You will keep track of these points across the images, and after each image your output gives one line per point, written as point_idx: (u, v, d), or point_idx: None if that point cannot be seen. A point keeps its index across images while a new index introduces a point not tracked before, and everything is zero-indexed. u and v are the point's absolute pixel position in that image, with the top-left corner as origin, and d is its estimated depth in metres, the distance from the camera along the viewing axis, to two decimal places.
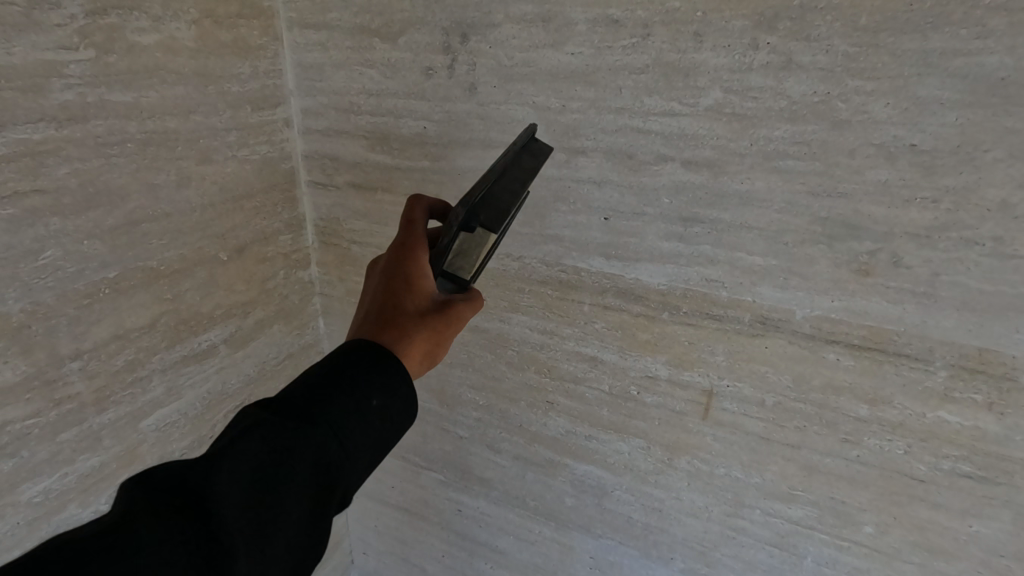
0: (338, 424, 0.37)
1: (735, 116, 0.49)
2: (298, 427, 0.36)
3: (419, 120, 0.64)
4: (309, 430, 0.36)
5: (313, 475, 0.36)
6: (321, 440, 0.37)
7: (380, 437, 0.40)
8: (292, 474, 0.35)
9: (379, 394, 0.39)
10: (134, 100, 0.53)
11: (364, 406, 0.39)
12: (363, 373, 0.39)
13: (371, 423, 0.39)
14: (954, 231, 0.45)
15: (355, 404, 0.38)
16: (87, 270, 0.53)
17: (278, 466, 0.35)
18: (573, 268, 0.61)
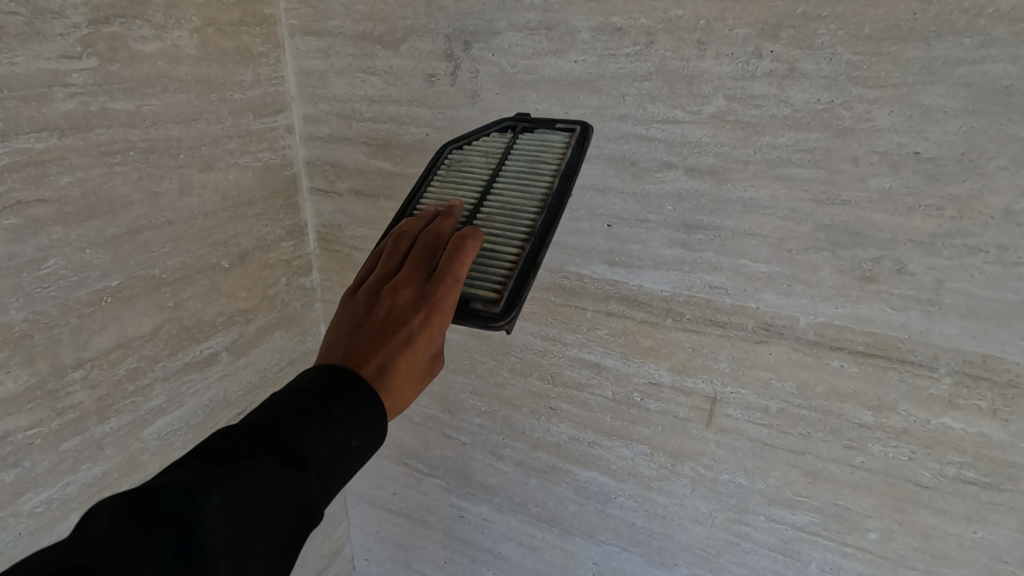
0: (326, 472, 0.34)
1: (738, 124, 0.49)
2: (286, 476, 0.32)
3: (421, 127, 0.64)
4: (298, 480, 0.32)
5: (292, 528, 0.32)
6: (308, 492, 0.33)
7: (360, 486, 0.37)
8: (276, 520, 0.31)
9: (369, 445, 0.36)
10: (137, 108, 0.53)
11: (354, 457, 0.35)
12: (358, 419, 0.36)
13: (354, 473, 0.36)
14: (957, 239, 0.45)
15: (346, 452, 0.35)
16: (90, 278, 0.53)
17: (261, 517, 0.31)
18: (576, 275, 0.61)
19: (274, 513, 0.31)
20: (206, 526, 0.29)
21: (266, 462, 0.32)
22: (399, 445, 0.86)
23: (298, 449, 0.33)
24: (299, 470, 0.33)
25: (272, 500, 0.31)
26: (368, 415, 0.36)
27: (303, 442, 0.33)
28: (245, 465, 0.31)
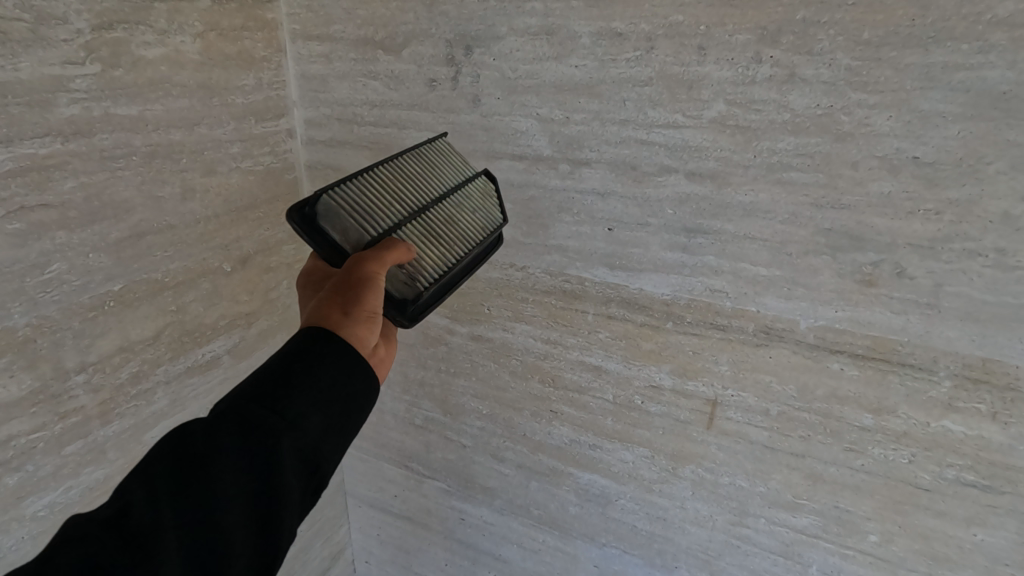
0: (270, 396, 0.35)
1: (738, 128, 0.50)
2: (218, 423, 0.33)
3: (423, 131, 0.64)
4: (234, 421, 0.33)
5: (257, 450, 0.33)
6: (254, 426, 0.33)
7: (331, 401, 0.36)
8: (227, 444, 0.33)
9: (320, 363, 0.36)
10: (139, 113, 0.54)
11: (304, 377, 0.35)
12: (294, 356, 0.36)
13: (314, 389, 0.35)
14: (957, 243, 0.46)
15: (296, 376, 0.35)
16: (92, 283, 0.53)
17: (208, 458, 0.32)
18: (577, 278, 0.61)
19: (218, 458, 0.32)
20: (141, 495, 0.31)
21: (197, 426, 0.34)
22: (400, 448, 0.86)
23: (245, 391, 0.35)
24: (233, 412, 0.34)
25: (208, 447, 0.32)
26: (303, 349, 0.36)
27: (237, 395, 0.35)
28: (179, 435, 0.33)
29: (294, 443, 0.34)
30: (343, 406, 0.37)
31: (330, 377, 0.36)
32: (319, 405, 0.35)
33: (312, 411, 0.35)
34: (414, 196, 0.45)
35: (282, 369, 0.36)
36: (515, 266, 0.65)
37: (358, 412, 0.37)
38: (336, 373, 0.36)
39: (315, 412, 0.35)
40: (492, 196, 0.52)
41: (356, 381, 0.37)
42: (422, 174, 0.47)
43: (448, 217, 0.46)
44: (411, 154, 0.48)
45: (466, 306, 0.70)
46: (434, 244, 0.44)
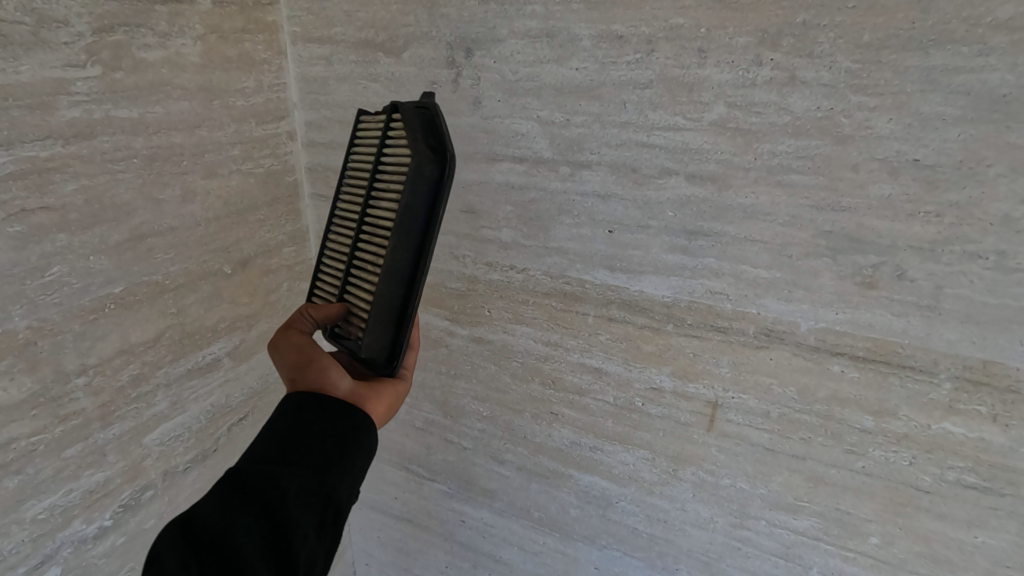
0: (273, 451, 0.43)
1: (739, 131, 0.50)
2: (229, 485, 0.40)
3: None
4: (240, 480, 0.41)
5: (265, 494, 0.40)
6: (261, 471, 0.41)
7: (320, 440, 0.44)
8: (240, 494, 0.40)
9: (308, 414, 0.44)
10: (140, 115, 0.54)
11: (300, 425, 0.44)
12: (283, 418, 0.45)
13: (305, 434, 0.44)
14: (957, 245, 0.46)
15: (294, 430, 0.44)
16: (93, 285, 0.53)
17: (227, 510, 0.39)
18: (578, 280, 0.62)
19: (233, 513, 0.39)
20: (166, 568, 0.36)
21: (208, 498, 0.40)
22: (400, 450, 0.86)
23: (254, 454, 0.43)
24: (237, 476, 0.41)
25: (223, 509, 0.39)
26: (287, 412, 0.45)
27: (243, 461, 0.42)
28: (191, 511, 0.39)
29: (295, 478, 0.41)
30: (338, 444, 0.44)
31: (318, 421, 0.44)
32: (319, 446, 0.43)
33: (307, 453, 0.43)
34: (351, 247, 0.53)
35: (277, 430, 0.44)
36: (515, 268, 0.65)
37: (351, 444, 0.44)
38: (326, 418, 0.45)
39: (311, 452, 0.43)
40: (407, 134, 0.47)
41: (345, 420, 0.45)
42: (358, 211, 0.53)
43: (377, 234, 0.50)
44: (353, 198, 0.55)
45: (466, 308, 0.70)
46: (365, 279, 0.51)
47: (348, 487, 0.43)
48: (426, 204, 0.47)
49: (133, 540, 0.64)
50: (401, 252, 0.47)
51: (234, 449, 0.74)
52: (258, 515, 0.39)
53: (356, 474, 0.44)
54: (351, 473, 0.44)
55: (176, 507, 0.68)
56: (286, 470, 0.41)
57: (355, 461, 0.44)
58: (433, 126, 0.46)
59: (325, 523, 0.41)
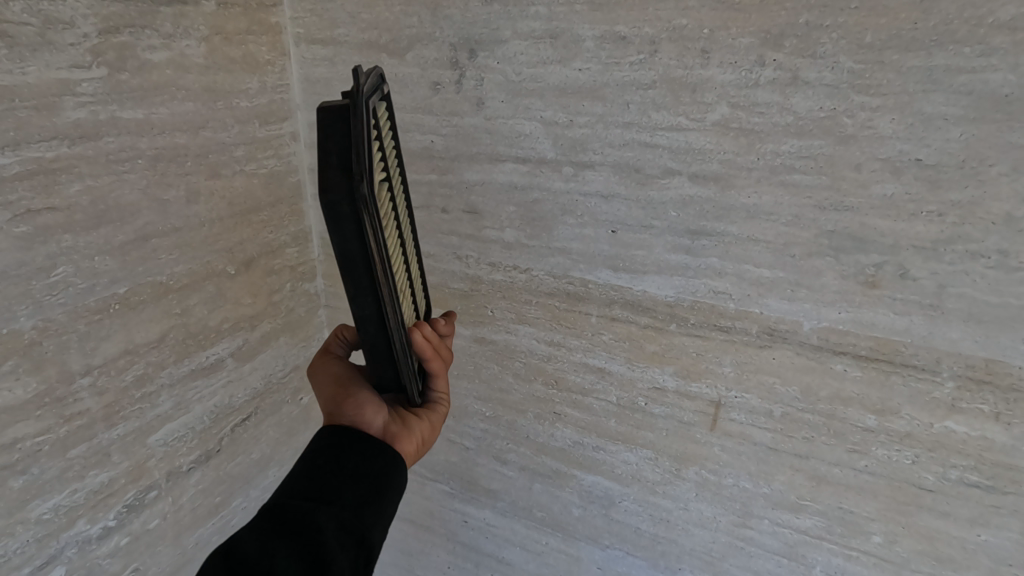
0: (310, 488, 0.43)
1: (741, 131, 0.50)
2: (268, 516, 0.41)
3: (426, 134, 0.64)
4: (280, 512, 0.41)
5: (306, 531, 0.40)
6: (301, 507, 0.42)
7: (356, 478, 0.44)
8: (280, 530, 0.40)
9: (346, 450, 0.45)
10: (145, 116, 0.54)
11: (336, 462, 0.45)
12: (319, 450, 0.46)
13: (341, 471, 0.44)
14: (959, 244, 0.46)
15: (332, 466, 0.45)
16: (98, 285, 0.53)
17: (269, 543, 0.39)
18: (581, 280, 0.62)
19: (273, 546, 0.39)
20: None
21: (248, 528, 0.41)
22: None
23: (290, 491, 0.44)
24: (277, 507, 0.42)
25: (261, 538, 0.40)
26: (322, 443, 0.46)
27: (280, 496, 0.43)
28: (230, 542, 0.40)
29: (332, 517, 0.42)
30: (371, 484, 0.45)
31: (357, 456, 0.45)
32: (354, 484, 0.44)
33: (342, 491, 0.44)
34: None
35: (313, 464, 0.45)
36: (519, 268, 0.65)
37: (385, 483, 0.45)
38: (361, 456, 0.45)
39: (347, 488, 0.44)
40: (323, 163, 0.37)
41: (379, 459, 0.46)
42: None
43: None
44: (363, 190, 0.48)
45: (469, 308, 0.70)
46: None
47: (380, 529, 0.44)
48: (359, 249, 0.38)
49: (137, 540, 0.64)
50: (359, 302, 0.41)
51: (238, 450, 0.75)
52: (297, 549, 0.39)
53: (386, 516, 0.45)
54: (382, 514, 0.44)
55: (180, 507, 0.68)
56: (324, 506, 0.42)
57: (387, 502, 0.45)
58: (350, 152, 0.36)
59: (359, 562, 0.41)
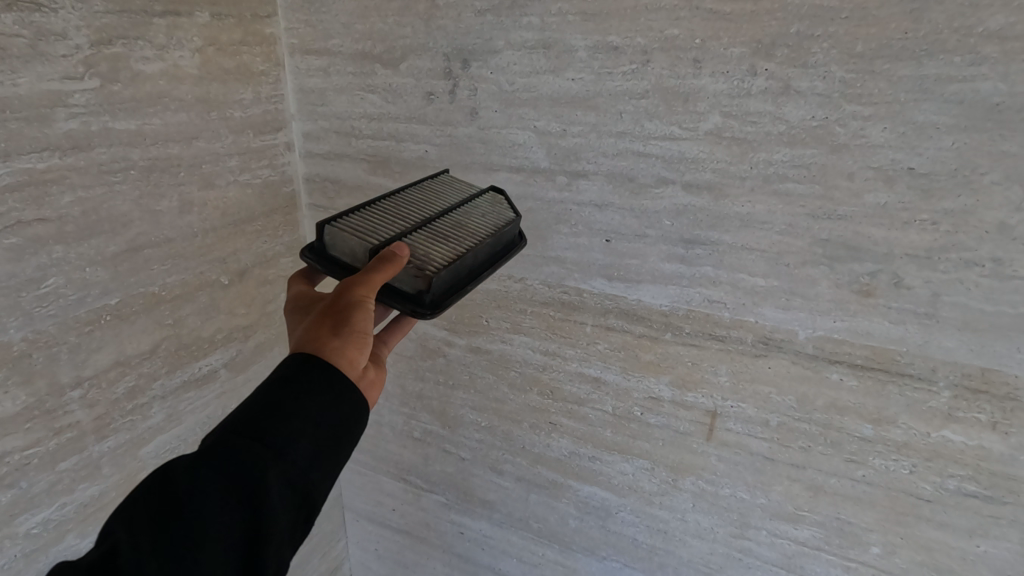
0: (249, 430, 0.36)
1: (735, 140, 0.50)
2: (201, 458, 0.35)
3: (420, 144, 0.64)
4: (213, 458, 0.35)
5: (236, 486, 0.35)
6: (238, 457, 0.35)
7: (312, 429, 0.37)
8: (208, 478, 0.34)
9: (304, 394, 0.37)
10: (138, 127, 0.54)
11: (290, 404, 0.37)
12: (276, 379, 0.38)
13: (292, 420, 0.37)
14: (953, 252, 0.46)
15: (273, 407, 0.37)
16: (89, 297, 0.52)
17: (198, 492, 0.34)
18: (576, 289, 0.61)
19: (201, 497, 0.34)
20: (130, 534, 0.34)
21: (181, 466, 0.35)
22: (398, 461, 0.85)
23: (228, 427, 0.36)
24: (218, 446, 0.35)
25: (193, 485, 0.34)
26: (285, 371, 0.38)
27: (222, 429, 0.36)
28: (163, 473, 0.35)
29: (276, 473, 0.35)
30: (326, 438, 0.38)
31: (317, 404, 0.37)
32: (302, 436, 0.37)
33: (295, 440, 0.36)
34: (417, 215, 0.50)
35: (264, 399, 0.37)
36: (514, 278, 0.65)
37: (341, 437, 0.39)
38: (322, 401, 0.38)
39: (299, 442, 0.37)
40: (505, 199, 0.56)
41: (345, 407, 0.39)
42: (426, 201, 0.53)
43: (455, 222, 0.50)
44: (410, 190, 0.55)
45: (464, 318, 0.70)
46: (443, 244, 0.46)
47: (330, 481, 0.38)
48: (511, 241, 0.52)
49: None
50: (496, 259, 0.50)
51: None
52: (228, 508, 0.34)
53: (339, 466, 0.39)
54: (335, 468, 0.39)
55: None
56: (268, 453, 0.36)
57: (345, 455, 0.39)
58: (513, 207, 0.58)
59: (299, 517, 0.37)
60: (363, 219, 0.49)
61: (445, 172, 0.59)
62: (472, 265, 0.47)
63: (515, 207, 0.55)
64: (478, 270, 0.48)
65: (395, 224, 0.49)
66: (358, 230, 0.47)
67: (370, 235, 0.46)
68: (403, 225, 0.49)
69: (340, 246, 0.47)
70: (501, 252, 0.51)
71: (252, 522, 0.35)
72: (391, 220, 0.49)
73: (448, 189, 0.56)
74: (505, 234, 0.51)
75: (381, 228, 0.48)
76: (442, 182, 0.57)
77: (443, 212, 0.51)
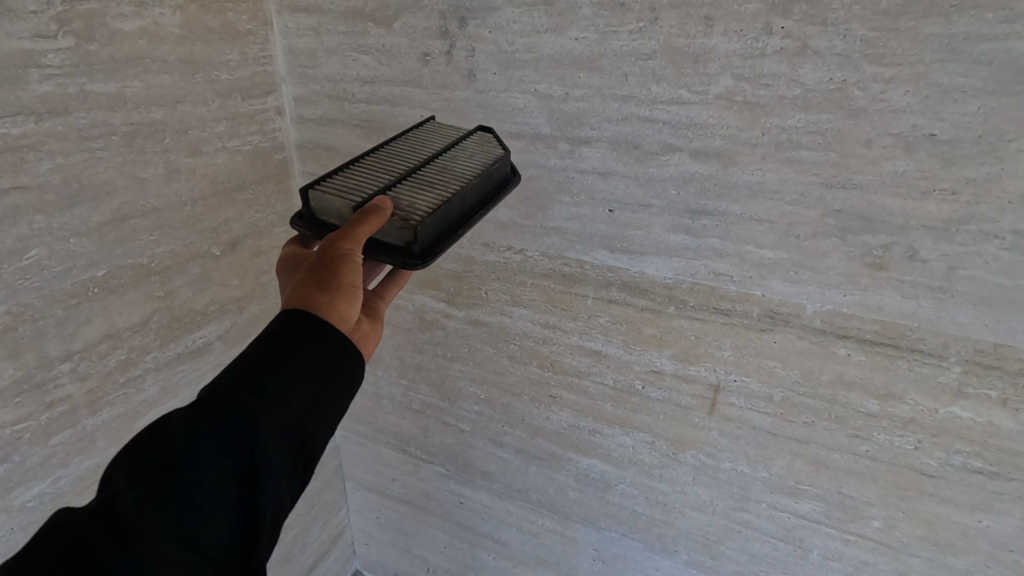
0: (244, 380, 0.35)
1: (746, 105, 0.47)
2: (196, 408, 0.34)
3: (416, 109, 0.62)
4: (208, 407, 0.34)
5: (232, 435, 0.33)
6: (234, 405, 0.34)
7: (310, 378, 0.36)
8: (203, 428, 0.33)
9: (298, 343, 0.37)
10: (118, 90, 0.51)
11: (286, 354, 0.36)
12: (270, 332, 0.37)
13: (288, 368, 0.36)
14: (972, 224, 0.44)
15: (268, 357, 0.36)
16: (74, 268, 0.51)
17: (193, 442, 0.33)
18: (577, 261, 0.60)
19: (200, 443, 0.33)
20: (129, 482, 0.32)
21: (177, 416, 0.34)
22: (397, 432, 0.85)
23: (222, 381, 0.35)
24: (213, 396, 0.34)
25: (188, 436, 0.33)
26: (279, 325, 0.37)
27: (217, 381, 0.35)
28: (158, 426, 0.34)
29: (272, 421, 0.34)
30: (324, 387, 0.37)
31: (313, 354, 0.37)
32: (299, 385, 0.36)
33: (292, 388, 0.35)
34: (401, 166, 0.49)
35: (260, 352, 0.36)
36: (513, 248, 0.63)
37: (339, 388, 0.38)
38: (317, 351, 0.37)
39: (295, 388, 0.36)
40: (491, 138, 0.54)
41: (340, 357, 0.38)
42: (410, 152, 0.52)
43: (441, 167, 0.49)
44: (393, 143, 0.53)
45: (463, 289, 0.68)
46: (427, 191, 0.45)
47: (327, 433, 0.37)
48: (501, 178, 0.51)
49: None
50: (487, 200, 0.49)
51: None
52: (225, 457, 0.33)
53: (336, 419, 0.38)
54: (331, 419, 0.38)
55: None
56: (264, 401, 0.35)
57: (341, 408, 0.38)
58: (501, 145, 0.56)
59: (296, 467, 0.36)
60: (346, 178, 0.48)
61: (430, 121, 0.58)
62: (462, 208, 0.46)
63: (501, 143, 0.53)
64: (469, 213, 0.47)
65: (380, 178, 0.47)
66: (342, 189, 0.46)
67: (352, 192, 0.45)
68: (388, 179, 0.47)
69: (323, 206, 0.45)
70: (492, 192, 0.50)
71: (251, 469, 0.33)
72: (375, 175, 0.48)
73: (433, 136, 0.54)
74: (494, 173, 0.49)
75: (364, 184, 0.47)
76: (425, 131, 0.56)
77: (428, 161, 0.50)
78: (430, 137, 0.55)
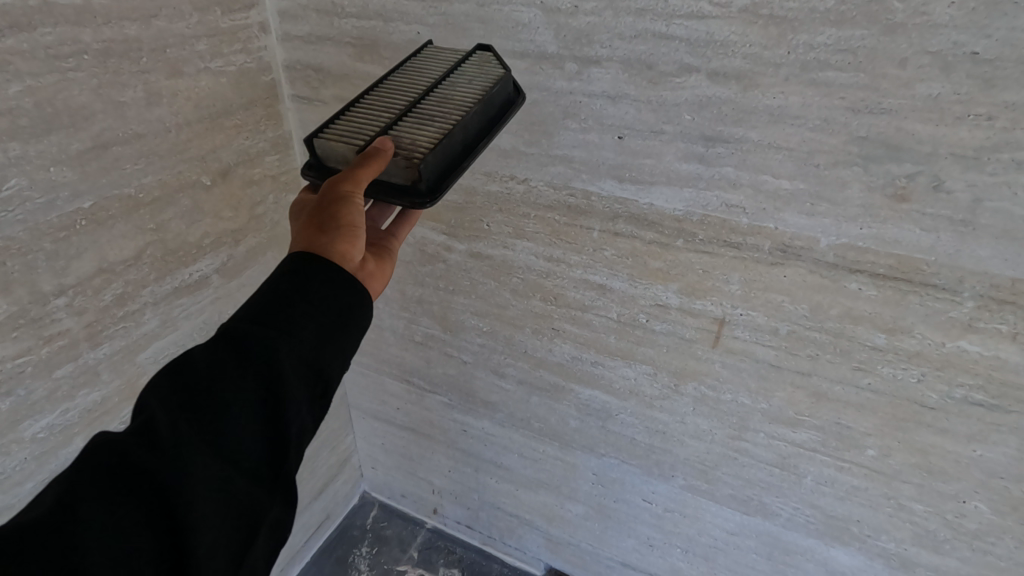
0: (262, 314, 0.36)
1: (772, 19, 0.43)
2: (218, 341, 0.35)
3: (411, 25, 0.57)
4: (230, 340, 0.35)
5: (254, 365, 0.34)
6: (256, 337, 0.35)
7: (325, 311, 0.37)
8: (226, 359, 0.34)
9: (309, 280, 0.37)
10: (85, 2, 0.47)
11: (299, 290, 0.37)
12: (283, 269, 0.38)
13: (303, 302, 0.37)
14: (1005, 152, 0.41)
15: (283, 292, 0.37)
16: (58, 199, 0.49)
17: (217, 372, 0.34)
18: (584, 191, 0.57)
19: (223, 372, 0.34)
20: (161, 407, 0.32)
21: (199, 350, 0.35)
22: (400, 364, 0.86)
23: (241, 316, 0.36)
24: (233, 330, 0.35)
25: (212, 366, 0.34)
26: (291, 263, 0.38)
27: (236, 317, 0.36)
28: (183, 359, 0.35)
29: (290, 351, 0.35)
30: (338, 320, 0.37)
31: (326, 289, 0.37)
32: (315, 317, 0.37)
33: (307, 320, 0.36)
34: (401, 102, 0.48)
35: (274, 288, 0.37)
36: (516, 178, 0.60)
37: (352, 322, 0.38)
38: (329, 287, 0.38)
39: (310, 321, 0.36)
40: (489, 57, 0.51)
41: (351, 293, 0.38)
42: (409, 84, 0.50)
43: (440, 98, 0.47)
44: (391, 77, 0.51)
45: (464, 221, 0.66)
46: (427, 125, 0.44)
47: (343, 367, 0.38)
48: (505, 101, 0.49)
49: None
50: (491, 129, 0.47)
51: None
52: (248, 386, 0.34)
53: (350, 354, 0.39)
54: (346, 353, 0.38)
55: None
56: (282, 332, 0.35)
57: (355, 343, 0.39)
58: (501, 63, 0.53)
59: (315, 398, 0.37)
60: (347, 121, 0.47)
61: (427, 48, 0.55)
62: (465, 141, 0.45)
63: (501, 62, 0.50)
64: (473, 144, 0.46)
65: (380, 118, 0.46)
66: (343, 135, 0.45)
67: (354, 136, 0.45)
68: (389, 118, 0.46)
69: (328, 154, 0.45)
70: (496, 118, 0.48)
71: (275, 397, 0.34)
72: (375, 115, 0.47)
73: (431, 64, 0.52)
74: (495, 95, 0.47)
75: (365, 126, 0.46)
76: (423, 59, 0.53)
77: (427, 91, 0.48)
78: (428, 64, 0.52)
